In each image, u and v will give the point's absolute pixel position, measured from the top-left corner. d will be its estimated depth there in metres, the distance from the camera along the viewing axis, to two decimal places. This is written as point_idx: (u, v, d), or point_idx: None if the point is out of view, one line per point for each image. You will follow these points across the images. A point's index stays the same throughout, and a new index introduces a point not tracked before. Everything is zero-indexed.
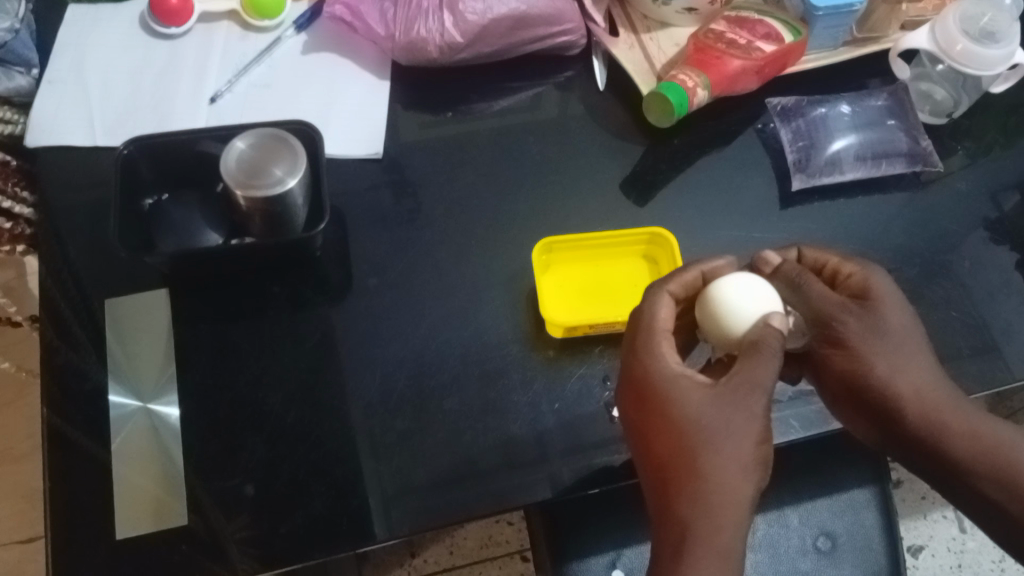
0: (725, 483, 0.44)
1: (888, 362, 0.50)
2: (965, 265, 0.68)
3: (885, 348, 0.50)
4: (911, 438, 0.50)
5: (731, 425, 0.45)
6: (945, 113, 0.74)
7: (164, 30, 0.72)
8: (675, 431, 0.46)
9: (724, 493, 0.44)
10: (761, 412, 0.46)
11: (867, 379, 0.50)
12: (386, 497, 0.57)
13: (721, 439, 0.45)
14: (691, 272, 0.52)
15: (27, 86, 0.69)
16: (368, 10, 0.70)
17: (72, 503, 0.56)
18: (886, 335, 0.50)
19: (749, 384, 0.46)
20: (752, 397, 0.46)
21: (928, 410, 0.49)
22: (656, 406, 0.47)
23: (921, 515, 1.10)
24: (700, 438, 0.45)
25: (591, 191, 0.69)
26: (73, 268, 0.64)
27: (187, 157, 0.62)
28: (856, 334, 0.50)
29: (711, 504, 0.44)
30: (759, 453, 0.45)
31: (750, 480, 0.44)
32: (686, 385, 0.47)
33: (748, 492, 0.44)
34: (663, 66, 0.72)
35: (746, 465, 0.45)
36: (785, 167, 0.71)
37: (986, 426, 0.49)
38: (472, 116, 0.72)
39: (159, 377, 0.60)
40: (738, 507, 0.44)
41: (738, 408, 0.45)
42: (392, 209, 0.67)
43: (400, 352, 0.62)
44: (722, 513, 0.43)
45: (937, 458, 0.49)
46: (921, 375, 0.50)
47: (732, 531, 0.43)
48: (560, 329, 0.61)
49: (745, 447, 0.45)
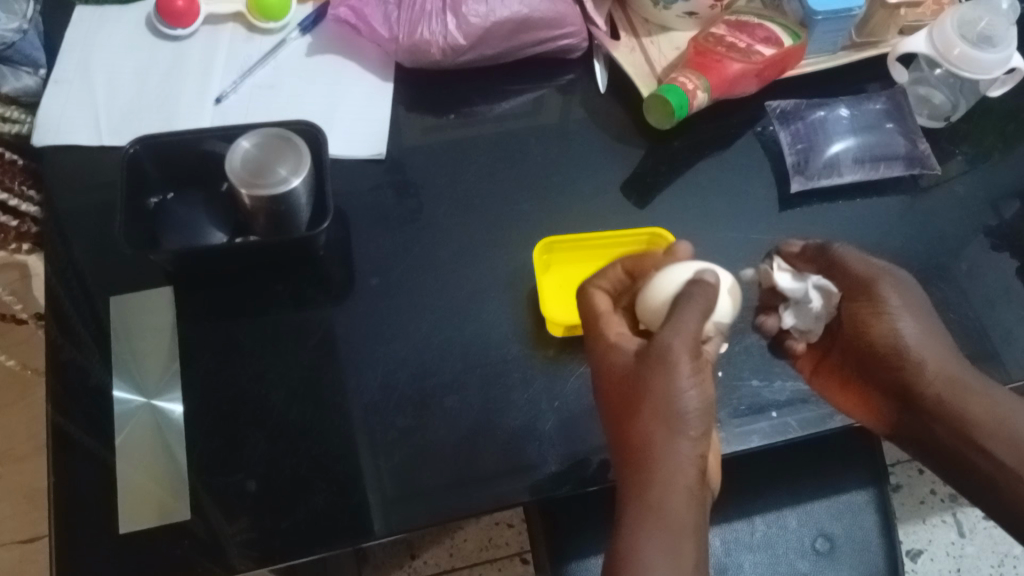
0: (651, 442, 0.45)
1: (918, 325, 0.56)
2: (963, 269, 0.68)
3: (910, 313, 0.56)
4: (935, 401, 0.55)
5: (654, 381, 0.46)
6: (943, 117, 0.75)
7: (170, 31, 0.72)
8: (619, 396, 0.48)
9: (653, 451, 0.45)
10: (687, 364, 0.46)
11: (894, 337, 0.56)
12: (386, 496, 0.58)
13: (645, 395, 0.46)
14: (613, 268, 0.57)
15: (34, 86, 0.70)
16: (372, 12, 0.70)
17: (75, 498, 0.57)
18: (912, 302, 0.57)
19: (670, 336, 0.46)
20: (673, 346, 0.46)
21: (952, 371, 0.55)
22: (603, 379, 0.50)
23: (920, 520, 1.10)
24: (632, 401, 0.47)
25: (591, 194, 0.70)
26: (78, 266, 0.64)
27: (192, 157, 0.63)
28: (891, 295, 0.56)
29: (644, 461, 0.45)
30: (692, 401, 0.45)
31: (680, 435, 0.45)
32: (621, 352, 0.50)
33: (679, 446, 0.45)
34: (663, 70, 0.73)
35: (677, 419, 0.45)
36: (785, 169, 0.71)
37: (1000, 397, 0.54)
38: (474, 118, 0.73)
39: (162, 374, 0.61)
40: (671, 460, 0.45)
41: (662, 362, 0.46)
42: (395, 209, 0.68)
43: (402, 350, 0.62)
44: (654, 469, 0.45)
45: (956, 419, 0.54)
46: (943, 342, 0.56)
47: (663, 487, 0.44)
48: (561, 326, 0.62)
49: (679, 400, 0.45)
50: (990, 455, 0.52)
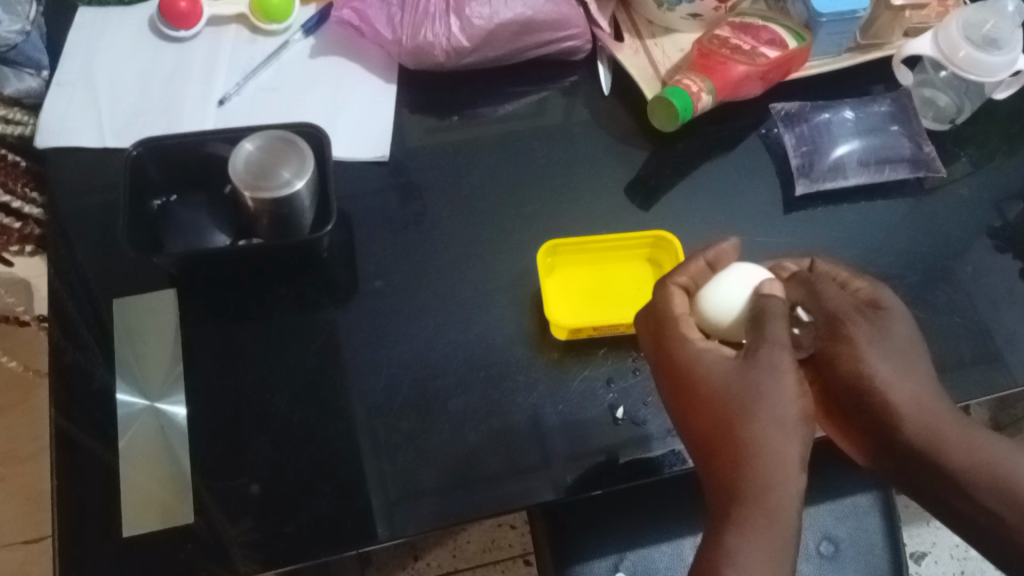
0: (764, 445, 0.44)
1: (890, 367, 0.50)
2: (967, 271, 0.68)
3: (877, 353, 0.50)
4: (907, 448, 0.49)
5: (765, 386, 0.46)
6: (948, 119, 0.75)
7: (173, 33, 0.72)
8: (713, 405, 0.47)
9: (766, 454, 0.44)
10: (791, 373, 0.46)
11: (863, 381, 0.50)
12: (390, 499, 0.57)
13: (757, 401, 0.45)
14: (695, 262, 0.54)
15: (37, 88, 0.70)
16: (375, 14, 0.70)
17: (79, 502, 0.57)
18: (881, 339, 0.51)
19: (775, 343, 0.47)
20: (779, 354, 0.46)
21: (927, 414, 0.49)
22: (686, 386, 0.49)
23: (924, 522, 1.09)
24: (737, 407, 0.46)
25: (595, 196, 0.70)
26: (81, 268, 0.64)
27: (195, 159, 0.63)
28: (859, 333, 0.50)
29: (755, 463, 0.44)
30: (801, 412, 0.46)
31: (793, 441, 0.45)
32: (710, 359, 0.48)
33: (794, 451, 0.44)
34: (667, 72, 0.73)
35: (786, 426, 0.45)
36: (789, 172, 0.71)
37: (982, 441, 0.48)
38: (477, 120, 0.72)
39: (166, 377, 0.60)
40: (786, 465, 0.44)
41: (769, 368, 0.46)
42: (398, 212, 0.68)
43: (406, 353, 0.62)
44: (770, 472, 0.43)
45: (933, 467, 0.48)
46: (921, 383, 0.50)
47: (780, 490, 0.43)
48: (564, 330, 0.62)
49: (788, 408, 0.45)
50: (975, 501, 0.48)
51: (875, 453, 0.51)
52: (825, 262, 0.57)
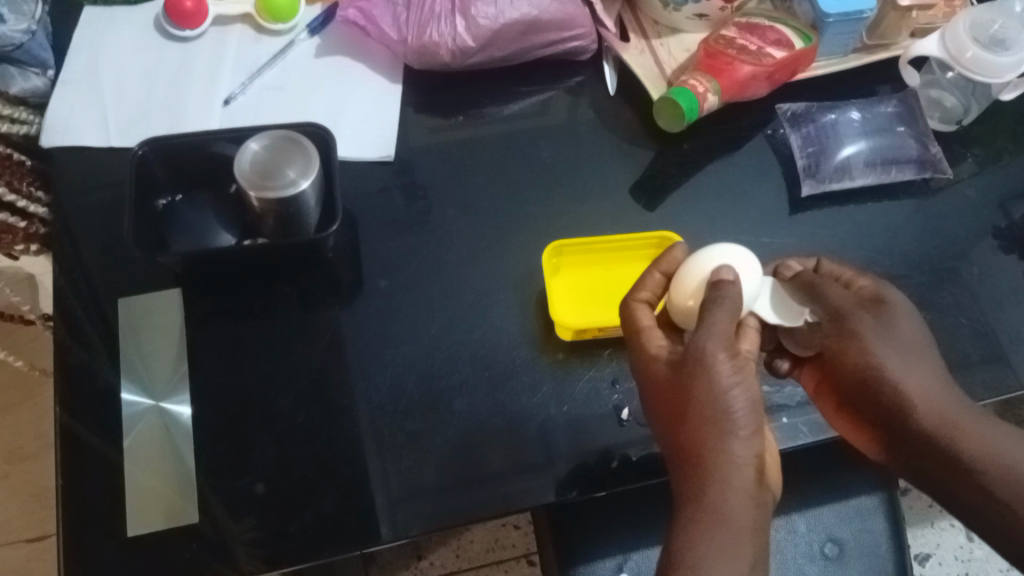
0: (701, 446, 0.44)
1: (898, 359, 0.52)
2: (974, 272, 0.68)
3: (884, 345, 0.52)
4: (917, 436, 0.51)
5: (697, 383, 0.45)
6: (955, 120, 0.74)
7: (179, 32, 0.72)
8: (666, 411, 0.47)
9: (702, 455, 0.43)
10: (726, 362, 0.45)
11: (870, 371, 0.52)
12: (394, 499, 0.57)
13: (690, 401, 0.45)
14: (651, 276, 0.55)
15: (42, 87, 0.70)
16: (381, 14, 0.70)
17: (83, 501, 0.57)
18: (890, 331, 0.53)
19: (705, 337, 0.46)
20: (705, 348, 0.45)
21: (939, 404, 0.50)
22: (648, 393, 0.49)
23: (928, 523, 1.09)
24: (678, 410, 0.46)
25: (600, 196, 0.70)
26: (86, 267, 0.64)
27: (201, 159, 0.63)
28: (864, 326, 0.53)
29: (696, 466, 0.44)
30: (745, 407, 0.44)
31: (733, 435, 0.43)
32: (660, 363, 0.48)
33: (733, 448, 0.43)
34: (673, 72, 0.73)
35: (722, 421, 0.44)
36: (795, 172, 0.71)
37: (992, 431, 0.49)
38: (483, 120, 0.72)
39: (170, 376, 0.60)
40: (724, 463, 0.43)
41: (700, 364, 0.45)
42: (403, 212, 0.68)
43: (410, 353, 0.62)
44: (704, 474, 0.43)
45: (943, 454, 0.49)
46: (932, 375, 0.52)
47: (719, 489, 0.43)
48: (569, 330, 0.62)
49: (722, 402, 0.44)
50: (983, 489, 0.48)
51: (890, 445, 0.53)
52: (831, 262, 0.58)
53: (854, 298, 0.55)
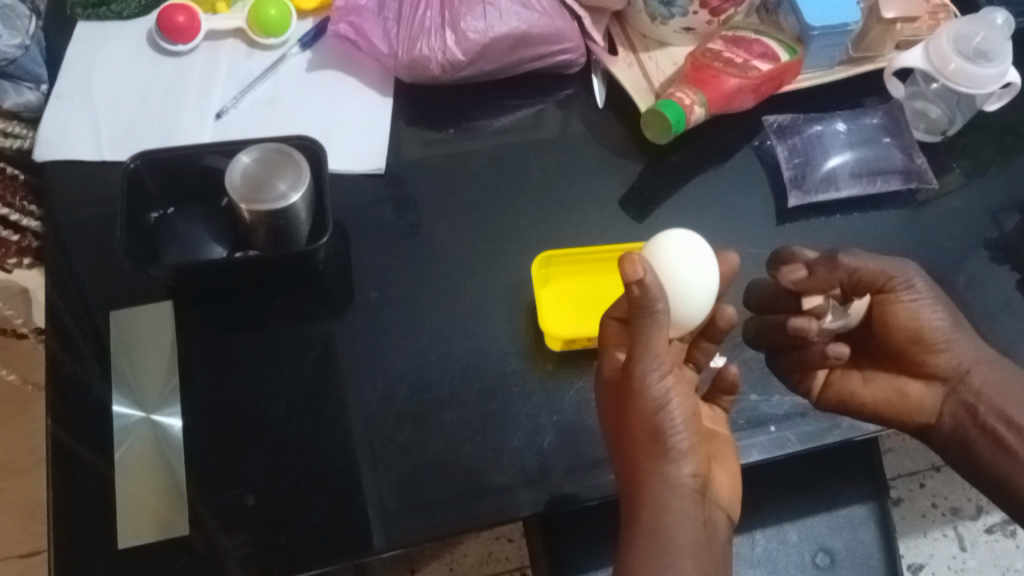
0: (642, 469, 0.47)
1: (950, 320, 0.59)
2: (961, 282, 0.68)
3: (933, 301, 0.59)
4: (972, 389, 0.59)
5: (634, 404, 0.47)
6: (940, 131, 0.75)
7: (171, 47, 0.73)
8: (619, 431, 0.50)
9: (644, 478, 0.47)
10: (659, 379, 0.47)
11: (931, 326, 0.58)
12: (384, 509, 0.58)
13: (633, 424, 0.48)
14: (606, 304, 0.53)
15: (35, 101, 0.71)
16: (372, 28, 0.71)
17: (74, 513, 0.57)
18: (931, 288, 0.59)
19: (636, 359, 0.47)
20: (639, 371, 0.47)
21: (983, 361, 0.59)
22: (608, 410, 0.51)
23: (921, 534, 1.07)
24: (626, 431, 0.49)
25: (590, 208, 0.70)
26: (77, 281, 0.65)
27: (192, 171, 0.63)
28: (918, 282, 0.58)
29: (638, 487, 0.47)
30: (682, 428, 0.47)
31: (668, 456, 0.47)
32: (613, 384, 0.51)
33: (670, 470, 0.47)
34: (661, 85, 0.73)
35: (663, 444, 0.47)
36: (782, 183, 0.72)
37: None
38: (473, 133, 0.73)
39: (162, 388, 0.61)
40: (664, 485, 0.47)
41: (631, 389, 0.47)
42: (395, 224, 0.68)
43: (401, 364, 0.63)
44: (643, 498, 0.47)
45: (994, 404, 0.58)
46: (972, 339, 0.60)
47: (657, 511, 0.46)
48: (559, 340, 0.62)
49: (653, 424, 0.47)
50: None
51: (940, 396, 0.60)
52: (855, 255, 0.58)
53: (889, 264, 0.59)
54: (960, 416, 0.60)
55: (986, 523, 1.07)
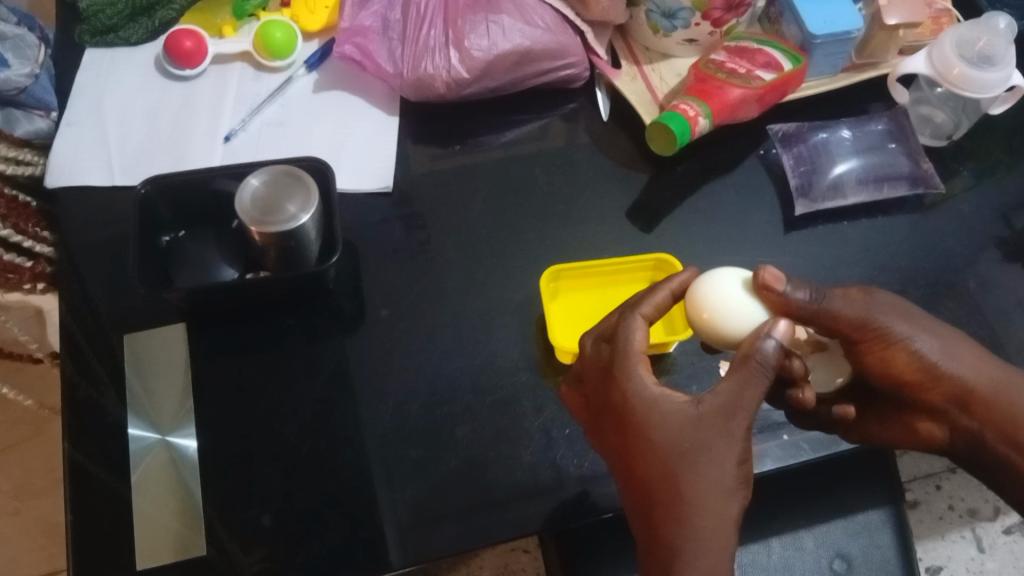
0: (706, 506, 0.44)
1: (940, 344, 0.54)
2: (974, 285, 0.68)
3: (917, 333, 0.53)
4: (977, 414, 0.54)
5: (715, 444, 0.45)
6: (945, 135, 0.75)
7: (178, 71, 0.74)
8: (662, 459, 0.45)
9: (706, 516, 0.44)
10: (744, 426, 0.45)
11: (915, 362, 0.54)
12: (402, 527, 0.58)
13: (704, 460, 0.44)
14: (659, 292, 0.52)
15: (46, 128, 0.72)
16: (377, 50, 0.72)
17: (92, 537, 0.57)
18: (913, 318, 0.53)
19: (733, 405, 0.45)
20: (739, 419, 0.45)
21: (989, 379, 0.54)
22: (635, 429, 0.47)
23: (938, 536, 1.04)
24: (683, 462, 0.44)
25: (597, 219, 0.71)
26: (92, 305, 0.65)
27: (203, 195, 0.64)
28: (897, 324, 0.52)
29: (695, 523, 0.44)
30: (743, 472, 0.45)
31: (732, 498, 0.44)
32: (666, 409, 0.46)
33: (733, 511, 0.44)
34: (665, 96, 0.74)
35: (728, 486, 0.44)
36: (788, 192, 0.72)
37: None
38: (478, 148, 0.73)
39: (177, 411, 0.61)
40: (723, 525, 0.44)
41: (721, 429, 0.45)
42: (404, 240, 0.69)
43: (413, 381, 0.63)
44: (704, 536, 0.43)
45: (1001, 426, 0.54)
46: (973, 350, 0.55)
47: (718, 553, 0.43)
48: (570, 355, 0.62)
49: (730, 469, 0.44)
50: None
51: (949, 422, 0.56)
52: (838, 296, 0.51)
53: (856, 296, 0.52)
54: (975, 441, 0.55)
55: (1003, 524, 1.03)
